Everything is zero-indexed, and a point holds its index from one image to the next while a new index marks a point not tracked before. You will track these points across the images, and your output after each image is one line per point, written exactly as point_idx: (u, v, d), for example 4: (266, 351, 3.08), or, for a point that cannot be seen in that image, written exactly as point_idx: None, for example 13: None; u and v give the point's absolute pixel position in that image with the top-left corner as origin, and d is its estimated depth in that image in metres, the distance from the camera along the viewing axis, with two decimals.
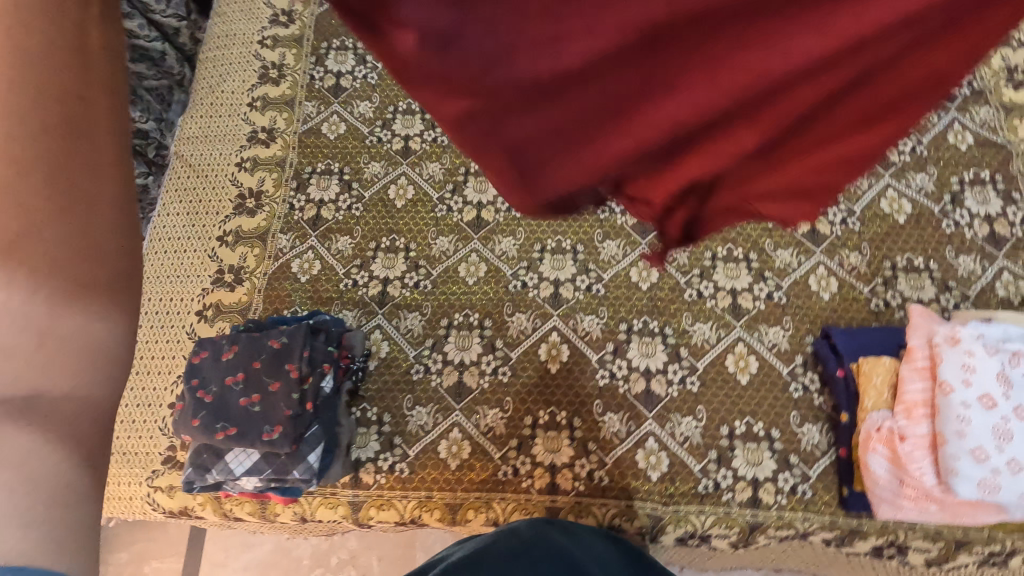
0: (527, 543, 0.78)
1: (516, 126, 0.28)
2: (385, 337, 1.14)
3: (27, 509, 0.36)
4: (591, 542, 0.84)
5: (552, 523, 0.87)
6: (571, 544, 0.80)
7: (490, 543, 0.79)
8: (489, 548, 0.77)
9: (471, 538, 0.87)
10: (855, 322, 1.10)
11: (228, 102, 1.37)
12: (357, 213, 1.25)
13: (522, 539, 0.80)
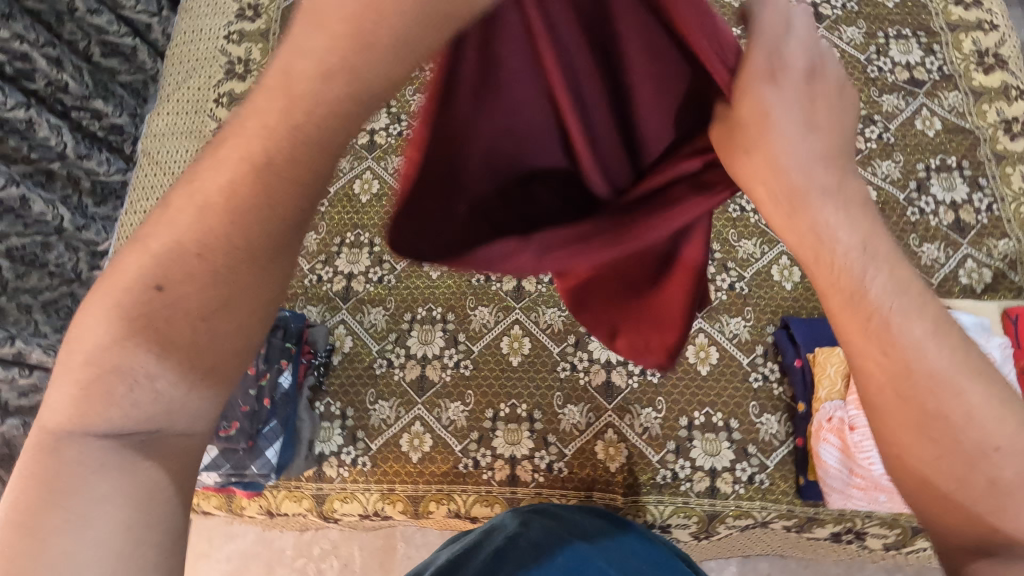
0: (511, 540, 0.78)
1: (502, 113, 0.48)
2: (348, 332, 1.14)
3: (130, 534, 0.35)
4: (577, 520, 0.83)
5: (537, 509, 0.87)
6: (559, 526, 0.81)
7: (480, 542, 0.80)
8: (482, 548, 0.78)
9: (459, 536, 0.88)
10: (816, 311, 1.10)
11: (195, 99, 1.38)
12: (322, 209, 1.25)
13: (508, 530, 0.81)
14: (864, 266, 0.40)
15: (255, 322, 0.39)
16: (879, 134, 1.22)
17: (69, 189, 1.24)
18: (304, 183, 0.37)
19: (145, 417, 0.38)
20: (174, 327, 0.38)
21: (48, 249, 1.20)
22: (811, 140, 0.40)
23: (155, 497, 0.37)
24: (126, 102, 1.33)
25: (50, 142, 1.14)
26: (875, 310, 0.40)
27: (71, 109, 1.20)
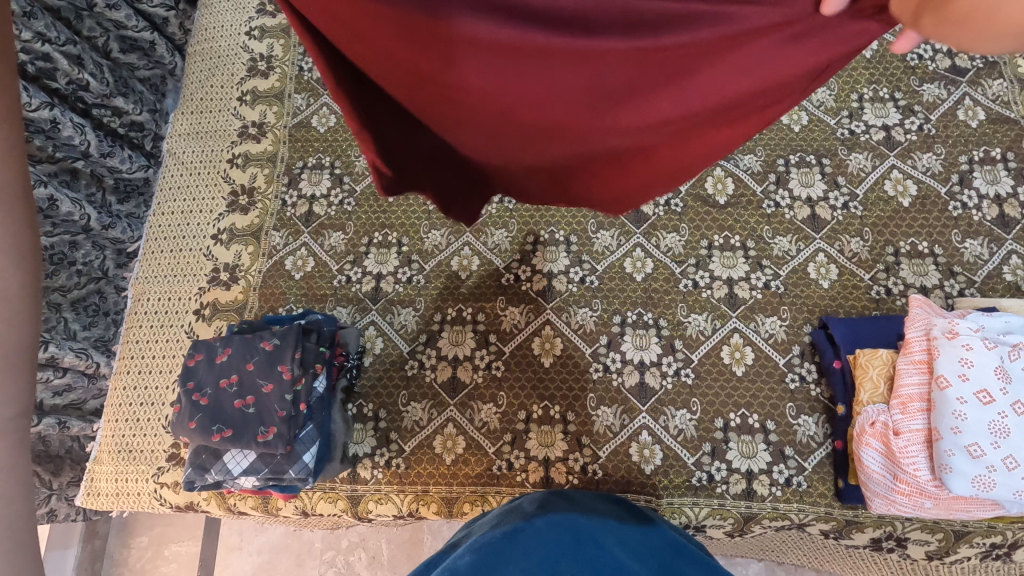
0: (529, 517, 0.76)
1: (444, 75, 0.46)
2: (379, 333, 1.14)
3: None
4: (591, 504, 0.84)
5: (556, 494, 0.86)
6: (569, 505, 0.80)
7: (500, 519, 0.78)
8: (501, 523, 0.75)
9: (478, 522, 0.86)
10: (855, 311, 1.08)
11: (219, 97, 1.37)
12: (349, 208, 1.24)
13: (527, 507, 0.80)
14: None
15: None
16: (919, 125, 1.19)
17: (93, 186, 1.22)
18: None
19: None
20: None
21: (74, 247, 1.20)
22: None
23: None
24: (145, 98, 1.30)
25: (74, 140, 1.11)
26: None
27: (92, 106, 1.17)
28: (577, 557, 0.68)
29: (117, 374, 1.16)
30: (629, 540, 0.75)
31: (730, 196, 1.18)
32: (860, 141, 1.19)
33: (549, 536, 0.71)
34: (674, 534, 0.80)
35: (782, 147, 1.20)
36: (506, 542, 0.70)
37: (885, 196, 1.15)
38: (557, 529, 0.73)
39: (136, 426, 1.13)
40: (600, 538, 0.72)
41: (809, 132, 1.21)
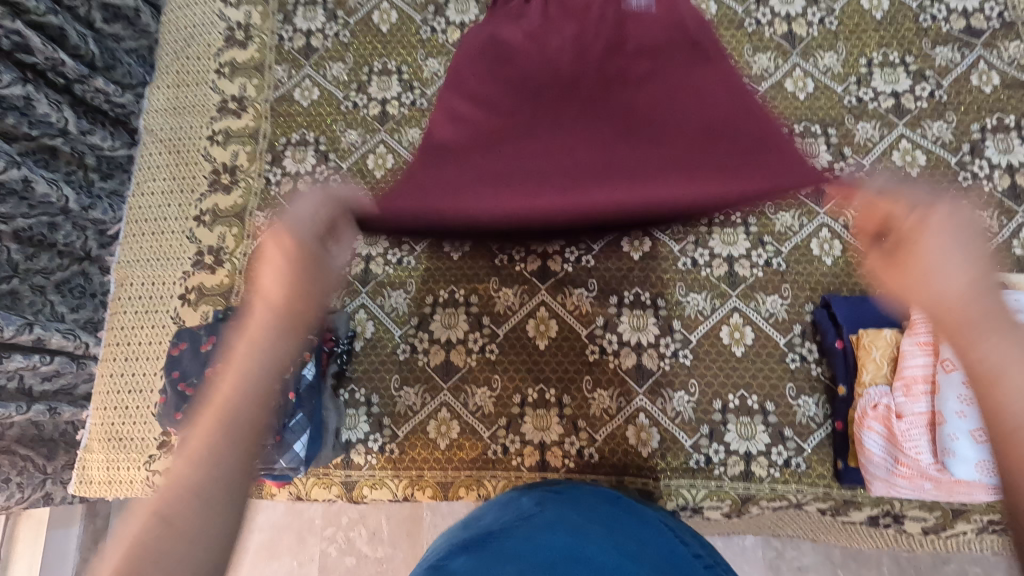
0: (526, 514, 0.73)
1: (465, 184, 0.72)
2: (369, 316, 1.11)
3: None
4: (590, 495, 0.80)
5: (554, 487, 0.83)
6: (567, 506, 0.75)
7: (496, 513, 0.75)
8: (496, 522, 0.72)
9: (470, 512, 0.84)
10: (858, 289, 1.05)
11: (195, 69, 1.30)
12: (335, 186, 1.20)
13: (521, 509, 0.75)
14: (961, 262, 0.48)
15: (267, 333, 0.49)
16: (931, 91, 1.13)
17: (73, 165, 1.14)
18: (295, 316, 0.51)
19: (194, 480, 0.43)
20: (258, 322, 0.50)
21: (55, 229, 1.10)
22: (956, 261, 0.48)
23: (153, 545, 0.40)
24: (134, 71, 1.25)
25: (51, 117, 1.04)
26: (913, 215, 0.53)
27: (72, 82, 1.09)
28: (575, 561, 0.62)
29: (103, 362, 1.14)
30: (632, 535, 0.70)
31: None
32: (868, 109, 1.14)
33: (543, 538, 0.67)
34: (673, 524, 0.76)
35: (786, 116, 1.15)
36: (500, 545, 0.66)
37: (892, 166, 1.11)
38: (550, 529, 0.69)
39: (125, 414, 1.11)
40: (599, 542, 0.67)
41: (814, 100, 1.16)
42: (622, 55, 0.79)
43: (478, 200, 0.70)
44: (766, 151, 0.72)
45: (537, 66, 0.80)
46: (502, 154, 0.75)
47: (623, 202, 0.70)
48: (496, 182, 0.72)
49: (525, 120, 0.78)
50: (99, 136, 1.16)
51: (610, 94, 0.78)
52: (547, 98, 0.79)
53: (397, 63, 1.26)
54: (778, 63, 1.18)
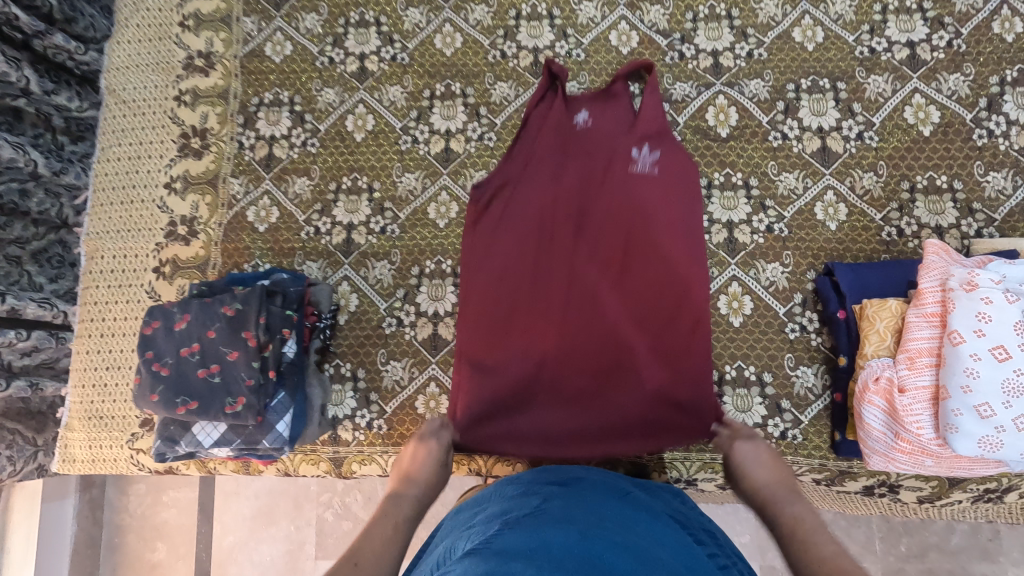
0: (534, 509, 0.69)
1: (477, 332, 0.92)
2: (352, 289, 1.07)
3: None
4: (601, 490, 0.76)
5: (563, 482, 0.79)
6: (577, 504, 0.71)
7: (502, 510, 0.71)
8: (503, 517, 0.68)
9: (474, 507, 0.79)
10: (863, 255, 1.00)
11: (158, 23, 1.20)
12: (313, 150, 1.13)
13: (529, 505, 0.70)
14: (789, 495, 0.74)
15: (406, 490, 0.77)
16: (948, 40, 1.06)
17: (39, 127, 1.10)
18: (426, 480, 0.81)
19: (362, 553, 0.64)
20: (394, 496, 0.76)
21: (27, 195, 1.07)
22: (759, 457, 0.82)
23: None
24: (97, 23, 1.16)
25: (9, 78, 0.97)
26: (748, 443, 0.84)
27: (30, 38, 1.02)
28: (586, 555, 0.57)
29: (78, 339, 1.09)
30: (646, 536, 0.65)
31: (732, 128, 1.07)
32: (880, 61, 1.07)
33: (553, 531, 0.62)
34: (682, 520, 0.75)
35: (792, 70, 1.08)
36: (507, 539, 0.61)
37: (903, 124, 1.04)
38: (562, 523, 0.64)
39: (104, 392, 1.07)
40: (611, 540, 0.62)
41: (823, 52, 1.08)
42: (591, 215, 0.94)
43: (481, 348, 0.91)
44: (701, 379, 0.87)
45: (518, 241, 0.94)
46: (513, 305, 0.92)
47: (609, 408, 0.88)
48: (495, 342, 0.91)
49: (544, 292, 0.92)
50: (65, 96, 1.09)
51: (588, 296, 0.91)
52: (539, 294, 0.92)
53: (375, 13, 1.17)
54: (786, 11, 1.10)
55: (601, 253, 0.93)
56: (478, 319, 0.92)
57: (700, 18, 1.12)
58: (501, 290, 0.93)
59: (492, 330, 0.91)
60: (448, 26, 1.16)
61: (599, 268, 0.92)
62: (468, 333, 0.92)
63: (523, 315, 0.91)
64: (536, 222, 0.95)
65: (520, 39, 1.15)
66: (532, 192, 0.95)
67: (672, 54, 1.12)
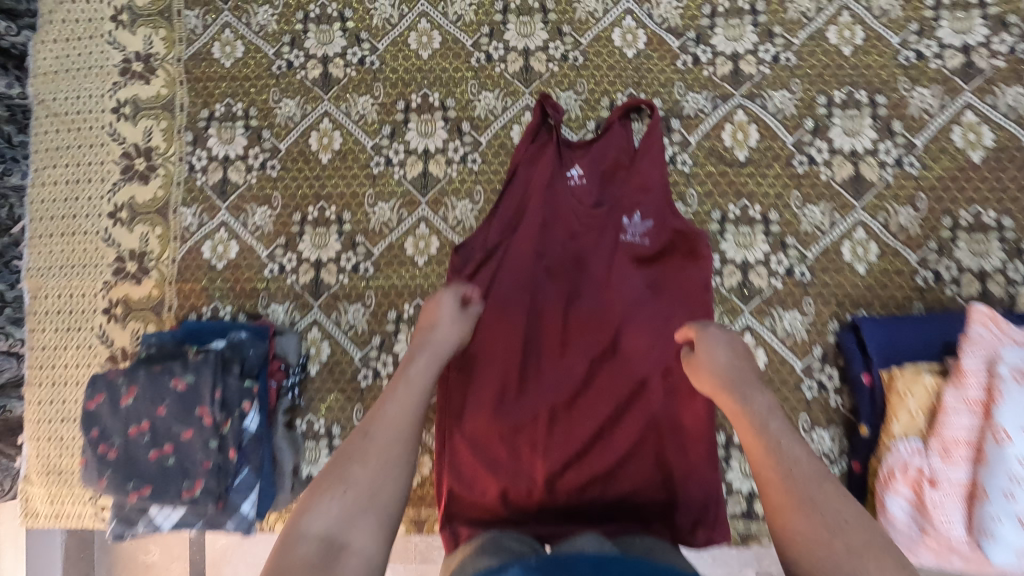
0: None
1: (470, 401, 0.93)
2: (324, 336, 0.97)
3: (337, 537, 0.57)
4: None
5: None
6: None
7: None
8: None
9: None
10: (893, 303, 0.89)
11: (86, 17, 1.03)
12: (273, 173, 0.99)
13: None
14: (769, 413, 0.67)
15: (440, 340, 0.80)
16: (1010, 45, 0.90)
17: None
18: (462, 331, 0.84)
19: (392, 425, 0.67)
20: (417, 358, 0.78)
21: None
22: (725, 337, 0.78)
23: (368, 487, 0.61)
24: None
25: None
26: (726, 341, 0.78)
27: None
28: None
29: (28, 388, 1.00)
30: None
31: (752, 150, 0.94)
32: (929, 69, 0.91)
33: None
34: None
35: (824, 80, 0.93)
36: None
37: (951, 147, 0.90)
38: None
39: (61, 446, 1.00)
40: None
41: (863, 56, 0.93)
42: (587, 275, 0.94)
43: (474, 412, 0.92)
44: (695, 441, 0.90)
45: (514, 312, 0.93)
46: (506, 372, 0.92)
47: (602, 476, 0.90)
48: (488, 409, 0.92)
49: (538, 358, 0.93)
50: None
51: (582, 361, 0.92)
52: (537, 369, 0.93)
53: (338, 6, 1.00)
54: (820, 6, 0.94)
55: (600, 323, 0.93)
56: (471, 388, 0.93)
57: (719, 13, 0.96)
58: (493, 357, 0.93)
59: (487, 397, 0.92)
60: (424, 23, 0.99)
61: (593, 333, 0.93)
62: (460, 403, 0.93)
63: (517, 383, 0.92)
64: (532, 292, 0.93)
65: (507, 38, 0.98)
66: (526, 259, 0.93)
67: (684, 58, 0.96)
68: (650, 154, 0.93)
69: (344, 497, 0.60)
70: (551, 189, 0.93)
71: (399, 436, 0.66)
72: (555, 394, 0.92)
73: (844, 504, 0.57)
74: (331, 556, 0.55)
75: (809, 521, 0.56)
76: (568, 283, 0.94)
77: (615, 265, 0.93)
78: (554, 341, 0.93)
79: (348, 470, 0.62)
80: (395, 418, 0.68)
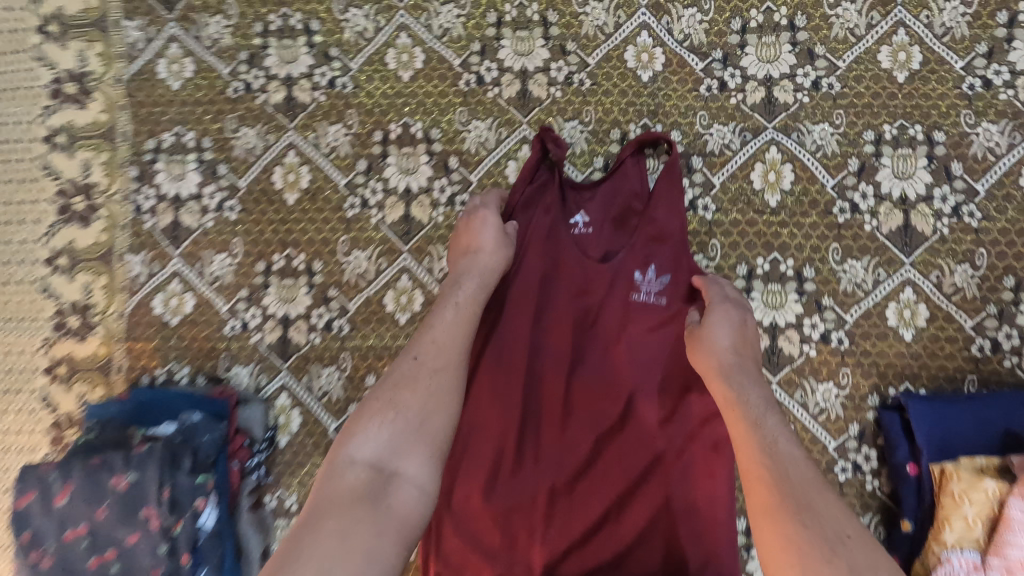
0: None
1: (458, 477, 0.79)
2: (294, 402, 0.85)
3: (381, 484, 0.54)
4: None
5: None
6: None
7: None
8: None
9: None
10: (943, 375, 0.78)
11: (9, 27, 0.88)
12: (232, 215, 0.86)
13: None
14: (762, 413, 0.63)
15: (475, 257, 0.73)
16: None
17: None
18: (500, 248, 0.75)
19: (435, 368, 0.62)
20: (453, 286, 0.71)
21: None
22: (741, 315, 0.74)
23: (411, 431, 0.58)
24: None
25: None
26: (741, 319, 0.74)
27: None
28: None
29: None
30: None
31: (786, 194, 0.80)
32: (996, 101, 0.78)
33: None
34: None
35: (873, 112, 0.79)
36: None
37: (1017, 194, 0.78)
38: None
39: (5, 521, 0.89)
40: None
41: (920, 83, 0.79)
42: (596, 329, 0.81)
43: (463, 489, 0.79)
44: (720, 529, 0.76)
45: (508, 380, 0.79)
46: (501, 442, 0.79)
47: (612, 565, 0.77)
48: (479, 486, 0.78)
49: (537, 426, 0.80)
50: None
51: (589, 429, 0.79)
52: (535, 446, 0.79)
53: (303, 17, 0.85)
54: (871, 21, 0.80)
55: (611, 386, 0.80)
56: (459, 461, 0.79)
57: (751, 29, 0.81)
58: (485, 424, 0.79)
59: (478, 471, 0.79)
60: (404, 38, 0.84)
61: (603, 398, 0.80)
62: (445, 481, 0.79)
63: (513, 455, 0.79)
64: (533, 349, 0.80)
65: (502, 56, 0.84)
66: (524, 310, 0.80)
67: (709, 83, 0.82)
68: (668, 198, 0.80)
69: (394, 423, 0.58)
70: (552, 236, 0.80)
71: (441, 375, 0.61)
72: (558, 468, 0.79)
73: (845, 517, 0.53)
74: (382, 485, 0.54)
75: (795, 526, 0.52)
76: (572, 346, 0.80)
77: (625, 326, 0.80)
78: (556, 406, 0.80)
79: (399, 396, 0.59)
80: (439, 348, 0.64)
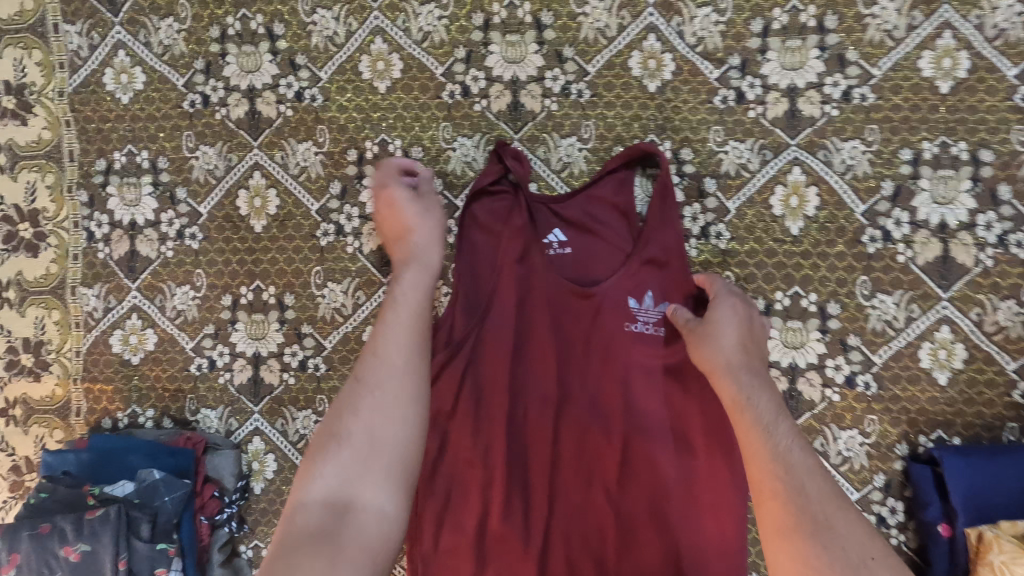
0: None
1: (436, 536, 0.66)
2: (267, 448, 0.78)
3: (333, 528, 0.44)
4: None
5: None
6: None
7: None
8: None
9: None
10: (980, 423, 0.70)
11: None
12: (194, 244, 0.78)
13: None
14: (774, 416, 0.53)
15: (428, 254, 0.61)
16: None
17: None
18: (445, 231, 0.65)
19: (383, 384, 0.50)
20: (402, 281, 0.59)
21: None
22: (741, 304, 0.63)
23: (365, 462, 0.47)
24: None
25: None
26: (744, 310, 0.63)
27: None
28: None
29: None
30: None
31: (810, 221, 0.72)
32: None
33: None
34: None
35: (911, 127, 0.70)
36: None
37: None
38: None
39: None
40: None
41: (965, 94, 0.69)
42: (592, 357, 0.69)
43: (443, 549, 0.66)
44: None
45: (490, 417, 0.67)
46: (485, 492, 0.66)
47: None
48: (463, 546, 0.66)
49: (526, 471, 0.67)
50: None
51: (588, 473, 0.67)
52: (523, 507, 0.66)
53: (265, 20, 0.75)
54: (913, 22, 0.69)
55: (610, 424, 0.68)
56: (436, 517, 0.66)
57: (773, 30, 0.71)
58: (465, 471, 0.66)
59: (460, 527, 0.66)
60: (379, 43, 0.75)
61: (599, 436, 0.68)
62: (420, 541, 0.66)
63: (500, 506, 0.66)
64: (518, 383, 0.68)
65: (490, 64, 0.74)
66: (506, 337, 0.68)
67: (725, 94, 0.72)
68: (666, 217, 0.70)
69: (345, 454, 0.48)
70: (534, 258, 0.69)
71: (392, 387, 0.50)
72: (552, 518, 0.67)
73: (868, 538, 0.46)
74: (338, 524, 0.44)
75: (820, 550, 0.44)
76: (560, 384, 0.68)
77: (622, 357, 0.68)
78: (548, 447, 0.68)
79: (345, 420, 0.49)
80: (388, 357, 0.52)
